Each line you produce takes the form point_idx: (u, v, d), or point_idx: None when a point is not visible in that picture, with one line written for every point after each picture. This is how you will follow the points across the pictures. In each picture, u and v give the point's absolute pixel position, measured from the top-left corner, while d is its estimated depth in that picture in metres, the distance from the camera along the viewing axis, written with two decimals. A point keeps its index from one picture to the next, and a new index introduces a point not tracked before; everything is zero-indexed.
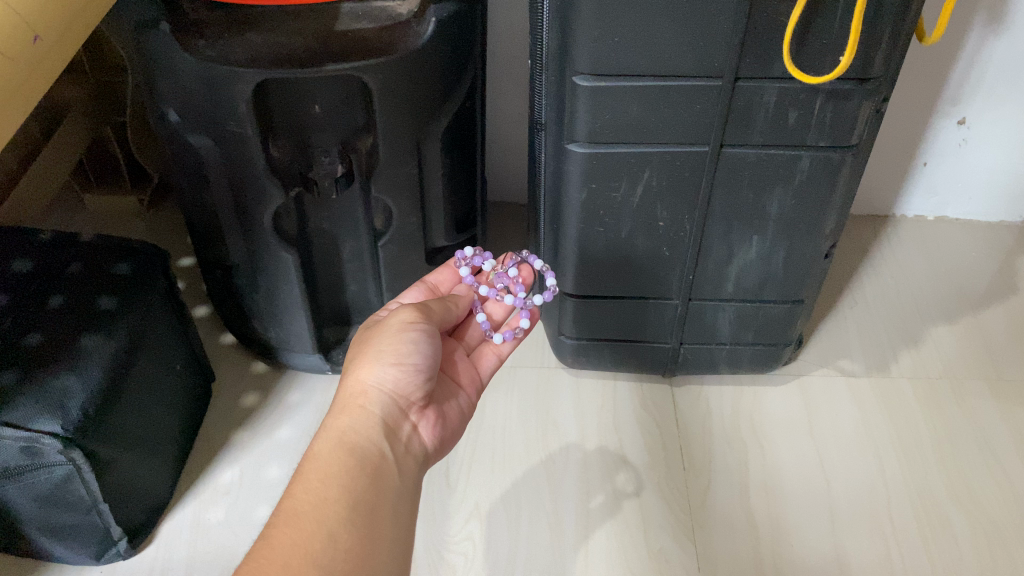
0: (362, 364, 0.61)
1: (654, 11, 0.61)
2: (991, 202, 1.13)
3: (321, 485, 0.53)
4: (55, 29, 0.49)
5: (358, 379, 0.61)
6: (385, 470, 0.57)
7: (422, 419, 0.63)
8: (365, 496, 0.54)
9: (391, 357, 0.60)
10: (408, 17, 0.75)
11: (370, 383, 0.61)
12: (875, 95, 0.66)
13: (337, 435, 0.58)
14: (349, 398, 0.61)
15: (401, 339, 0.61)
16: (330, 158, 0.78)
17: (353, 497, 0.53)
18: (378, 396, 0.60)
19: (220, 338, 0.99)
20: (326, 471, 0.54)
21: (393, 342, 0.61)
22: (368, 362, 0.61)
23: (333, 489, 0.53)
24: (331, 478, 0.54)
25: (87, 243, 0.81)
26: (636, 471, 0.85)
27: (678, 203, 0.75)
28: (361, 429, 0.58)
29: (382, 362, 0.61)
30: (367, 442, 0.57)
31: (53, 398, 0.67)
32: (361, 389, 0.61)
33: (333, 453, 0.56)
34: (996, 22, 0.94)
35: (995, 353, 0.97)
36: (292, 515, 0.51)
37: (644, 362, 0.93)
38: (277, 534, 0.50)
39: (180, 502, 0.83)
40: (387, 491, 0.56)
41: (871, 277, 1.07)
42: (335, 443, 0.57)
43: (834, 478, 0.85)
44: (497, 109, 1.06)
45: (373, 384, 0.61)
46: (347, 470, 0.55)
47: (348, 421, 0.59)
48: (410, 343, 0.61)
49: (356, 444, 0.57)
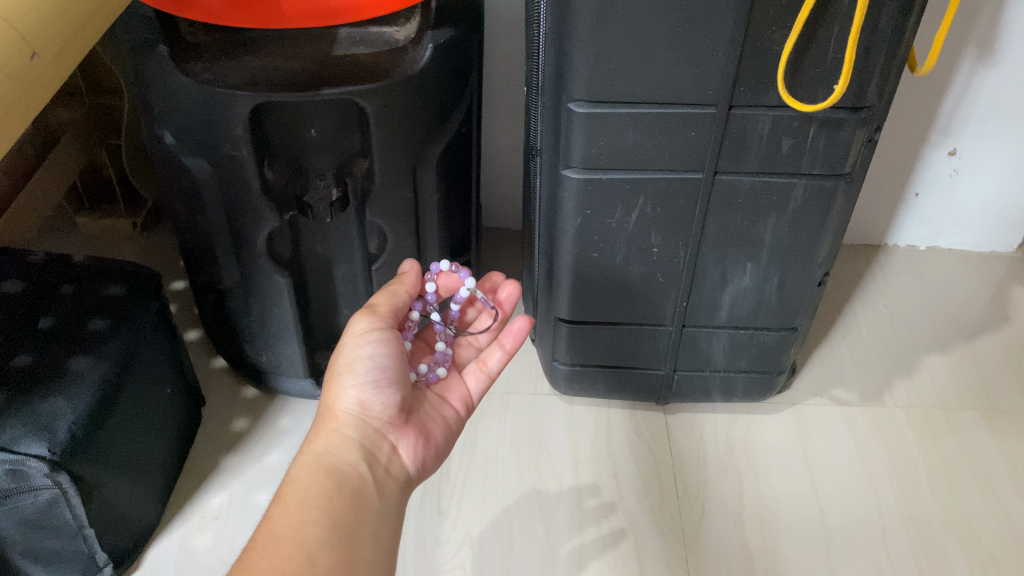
0: (329, 389, 0.61)
1: (649, 39, 0.62)
2: (984, 232, 1.14)
3: (301, 507, 0.53)
4: (54, 48, 0.49)
5: (328, 405, 0.61)
6: (366, 492, 0.56)
7: (402, 437, 0.62)
8: (344, 519, 0.53)
9: (351, 377, 0.61)
10: (405, 43, 0.75)
11: (341, 406, 0.60)
12: (868, 124, 0.67)
13: (313, 458, 0.57)
14: (323, 424, 0.60)
15: (357, 355, 0.61)
16: (325, 182, 0.76)
17: (331, 521, 0.53)
18: (350, 418, 0.60)
19: (211, 362, 0.99)
20: (305, 493, 0.54)
21: (350, 360, 0.61)
22: (336, 384, 0.61)
23: (313, 510, 0.53)
24: (310, 500, 0.54)
25: (81, 264, 0.80)
26: (629, 500, 0.85)
27: (672, 229, 0.75)
28: (335, 452, 0.58)
29: (348, 381, 0.61)
30: (343, 464, 0.57)
31: (42, 420, 0.66)
32: (333, 412, 0.60)
33: (312, 476, 0.56)
34: (986, 56, 0.95)
35: (988, 384, 0.97)
36: (270, 538, 0.50)
37: (638, 390, 0.93)
38: (255, 557, 0.49)
39: (167, 528, 0.82)
40: (367, 514, 0.55)
41: (864, 307, 1.07)
42: (313, 464, 0.57)
43: (829, 508, 0.84)
44: (492, 134, 1.07)
45: (343, 408, 0.61)
46: (325, 491, 0.55)
47: (322, 446, 0.58)
48: (366, 358, 0.61)
49: (333, 467, 0.57)
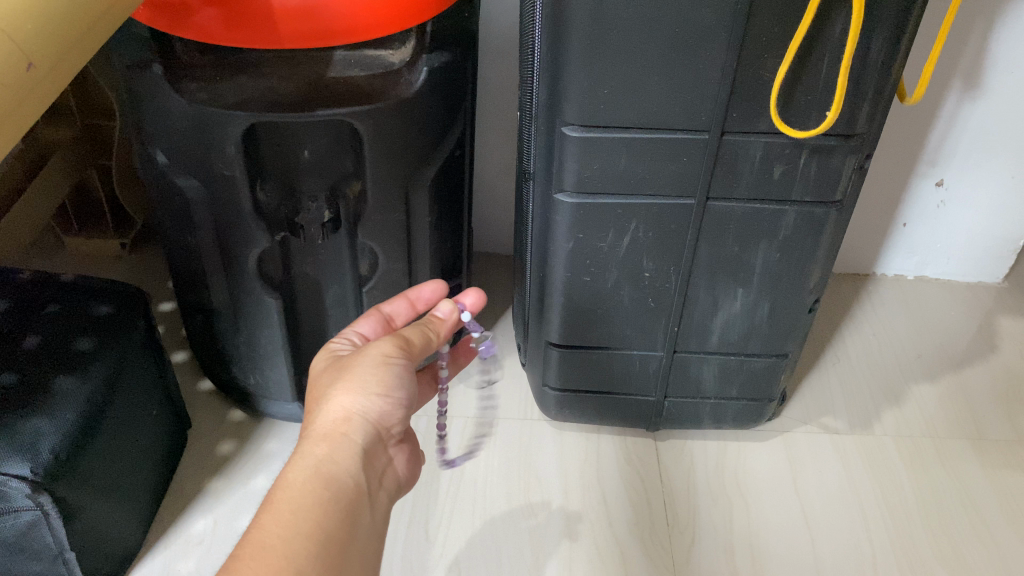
0: (344, 387, 0.58)
1: (642, 65, 0.62)
2: (970, 263, 1.15)
3: (293, 518, 0.51)
4: (54, 64, 0.48)
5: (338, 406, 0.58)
6: (359, 507, 0.55)
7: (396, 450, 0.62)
8: (336, 534, 0.52)
9: (379, 386, 0.59)
10: (399, 66, 0.75)
11: (354, 410, 0.58)
12: (859, 151, 0.67)
13: (315, 464, 0.55)
14: (329, 426, 0.57)
15: (388, 369, 0.59)
16: (317, 203, 0.77)
17: (323, 534, 0.51)
18: (362, 424, 0.58)
19: (197, 385, 0.98)
20: (298, 503, 0.52)
21: (383, 371, 0.59)
22: (351, 387, 0.58)
23: (305, 522, 0.51)
24: (302, 511, 0.52)
25: (69, 283, 0.80)
26: (618, 528, 0.84)
27: (665, 254, 0.75)
28: (338, 459, 0.56)
29: (368, 392, 0.58)
30: (342, 474, 0.55)
31: (24, 441, 0.65)
32: (345, 415, 0.58)
33: (308, 486, 0.54)
34: (973, 87, 0.96)
35: (977, 414, 0.98)
36: (259, 549, 0.49)
37: (628, 416, 0.92)
38: (243, 568, 0.48)
39: (149, 552, 0.80)
40: (356, 531, 0.54)
41: (854, 335, 1.08)
42: (310, 472, 0.54)
43: (821, 540, 0.83)
44: (485, 159, 1.07)
45: (357, 412, 0.58)
46: (321, 503, 0.53)
47: (328, 452, 0.56)
48: (397, 373, 0.59)
49: (332, 477, 0.55)
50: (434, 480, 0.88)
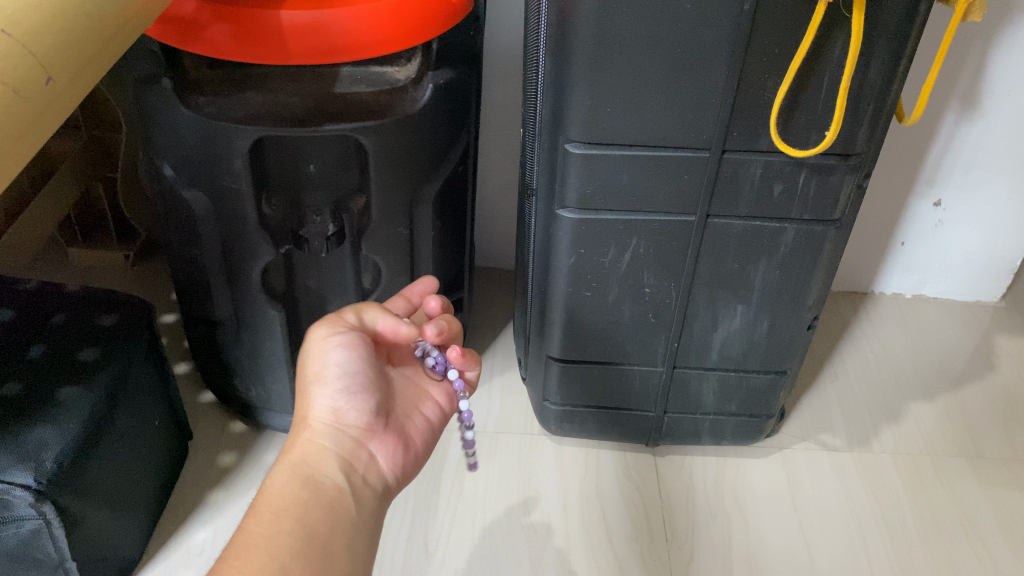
0: (303, 398, 0.62)
1: (645, 84, 0.63)
2: (968, 282, 1.16)
3: (273, 518, 0.53)
4: (71, 79, 0.49)
5: (303, 416, 0.61)
6: (341, 503, 0.56)
7: (382, 443, 0.62)
8: (320, 529, 0.53)
9: (323, 385, 0.61)
10: (405, 83, 0.76)
11: (315, 415, 0.61)
12: (858, 171, 0.68)
13: (289, 469, 0.57)
14: (296, 435, 0.60)
15: (324, 364, 0.62)
16: (322, 217, 0.78)
17: (303, 530, 0.53)
18: (324, 424, 0.60)
19: (199, 397, 0.98)
20: (277, 505, 0.54)
21: (319, 368, 0.62)
22: (308, 396, 0.62)
23: (286, 521, 0.53)
24: (282, 511, 0.53)
25: (74, 294, 0.80)
26: (617, 542, 0.84)
27: (665, 271, 0.76)
28: (304, 462, 0.58)
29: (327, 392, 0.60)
30: (313, 474, 0.57)
31: (28, 451, 0.66)
32: (308, 421, 0.61)
33: (285, 489, 0.56)
34: (971, 109, 0.98)
35: (975, 432, 0.98)
36: (244, 548, 0.51)
37: (628, 431, 0.93)
38: (228, 568, 0.49)
39: (151, 561, 0.81)
40: (344, 526, 0.55)
41: (852, 353, 1.09)
42: (286, 477, 0.57)
43: (818, 556, 0.84)
44: (488, 175, 1.08)
45: (316, 415, 0.61)
46: (298, 502, 0.54)
47: (300, 457, 0.58)
48: (333, 364, 0.62)
49: (306, 478, 0.56)
50: (434, 494, 0.88)
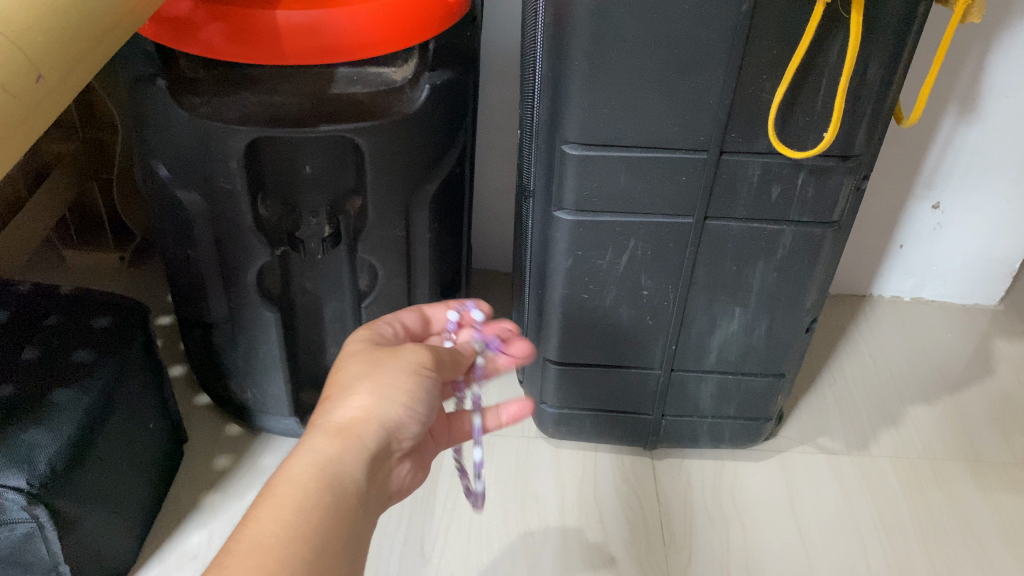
0: (364, 388, 0.54)
1: (643, 85, 0.63)
2: (967, 285, 1.16)
3: (298, 517, 0.46)
4: (63, 78, 0.49)
5: (353, 405, 0.54)
6: (359, 519, 0.50)
7: (400, 465, 0.57)
8: (336, 541, 0.47)
9: (399, 397, 0.54)
10: (402, 84, 0.75)
11: (372, 413, 0.53)
12: (857, 172, 0.68)
13: (323, 460, 0.50)
14: (344, 422, 0.53)
15: (409, 383, 0.55)
16: (318, 219, 0.77)
17: (321, 534, 0.46)
18: (376, 427, 0.53)
19: (194, 399, 0.98)
20: (303, 500, 0.47)
21: (405, 383, 0.55)
22: (370, 390, 0.54)
23: (307, 524, 0.46)
24: (305, 511, 0.47)
25: (68, 296, 0.80)
26: (615, 546, 0.84)
27: (663, 273, 0.76)
28: (345, 460, 0.51)
29: (394, 400, 0.54)
30: (348, 478, 0.50)
31: (20, 453, 0.65)
32: (361, 416, 0.53)
33: (315, 482, 0.49)
34: (969, 112, 0.97)
35: (974, 436, 0.98)
36: (256, 548, 0.44)
37: (626, 434, 0.92)
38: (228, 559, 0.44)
39: (145, 564, 0.80)
40: (354, 547, 0.49)
41: (850, 356, 1.08)
42: (319, 468, 0.49)
43: (816, 560, 0.83)
44: (485, 177, 1.08)
45: (374, 414, 0.53)
46: (325, 505, 0.48)
47: (336, 449, 0.51)
48: (416, 389, 0.55)
49: (340, 478, 0.50)
50: (430, 497, 0.87)
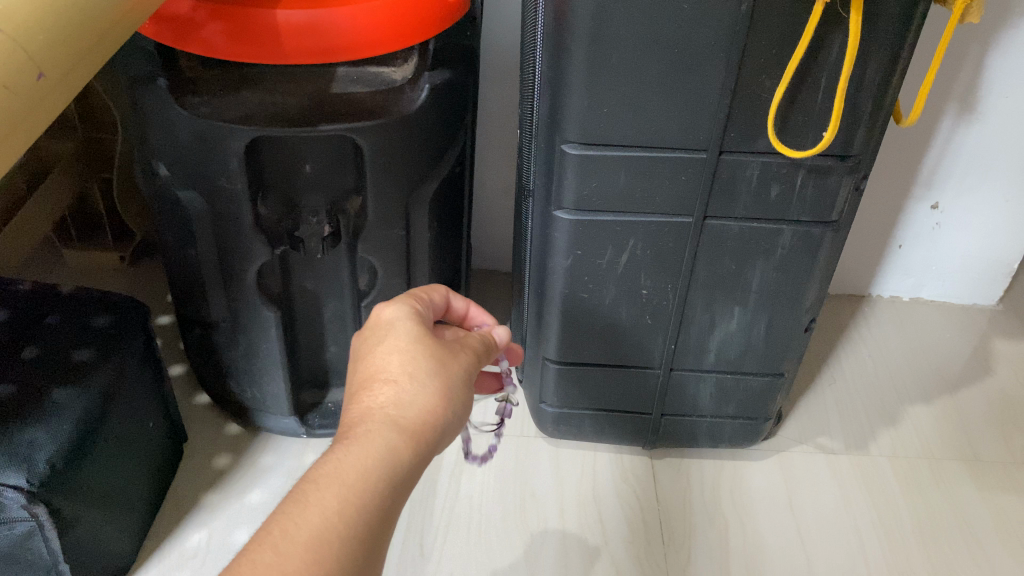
0: (431, 389, 0.52)
1: (643, 85, 0.63)
2: (965, 285, 1.16)
3: (356, 517, 0.45)
4: (65, 76, 0.49)
5: (420, 403, 0.51)
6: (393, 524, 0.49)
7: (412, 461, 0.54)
8: (379, 546, 0.46)
9: (456, 409, 0.53)
10: (402, 83, 0.76)
11: (436, 419, 0.51)
12: (855, 172, 0.68)
13: (393, 460, 0.48)
14: (410, 419, 0.50)
15: (463, 395, 0.54)
16: (318, 218, 0.77)
17: (374, 539, 0.45)
18: (436, 434, 0.51)
19: (194, 399, 0.98)
20: (365, 501, 0.45)
21: (462, 396, 0.54)
22: (435, 393, 0.52)
23: (364, 526, 0.45)
24: (364, 513, 0.45)
25: (68, 295, 0.80)
26: (614, 546, 0.84)
27: (662, 272, 0.76)
28: (409, 464, 0.49)
29: (454, 410, 0.52)
30: (405, 485, 0.48)
31: (20, 452, 0.65)
32: (427, 419, 0.51)
33: (380, 482, 0.46)
34: (968, 112, 0.98)
35: (973, 436, 0.98)
36: (310, 540, 0.42)
37: (625, 433, 0.93)
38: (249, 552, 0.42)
39: (145, 563, 0.80)
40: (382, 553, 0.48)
41: (850, 356, 1.08)
42: (387, 467, 0.47)
43: (815, 559, 0.83)
44: (485, 176, 1.08)
45: (438, 420, 0.51)
46: (383, 508, 0.46)
47: (408, 449, 0.49)
48: (464, 404, 0.54)
49: (400, 483, 0.48)
50: (430, 497, 0.87)
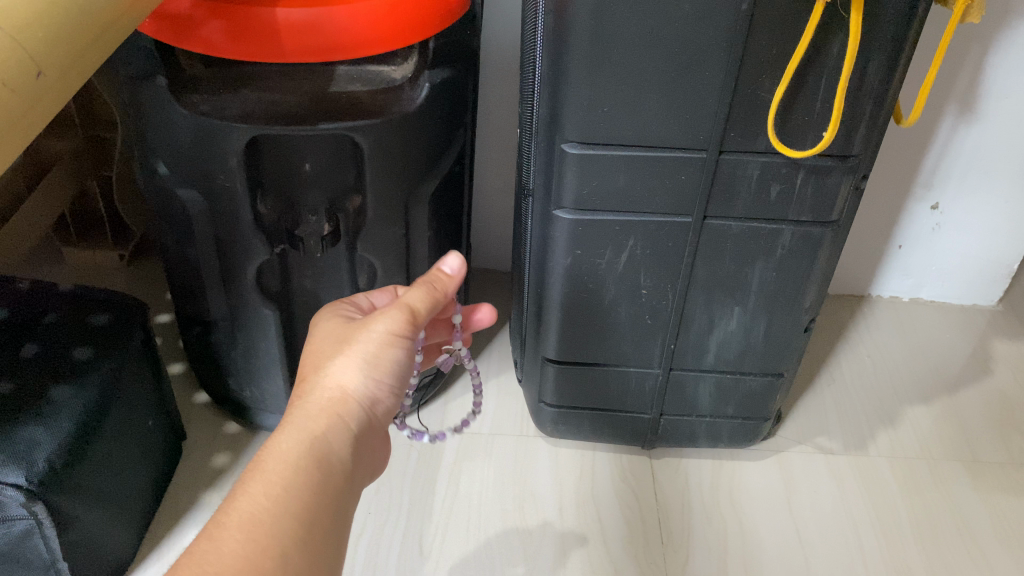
0: (339, 365, 0.55)
1: (643, 84, 0.63)
2: (964, 285, 1.16)
3: (284, 493, 0.47)
4: (63, 74, 0.49)
5: (331, 383, 0.54)
6: (343, 494, 0.51)
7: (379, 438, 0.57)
8: (323, 515, 0.48)
9: (376, 373, 0.55)
10: (402, 82, 0.75)
11: (350, 391, 0.54)
12: (855, 172, 0.68)
13: (307, 439, 0.51)
14: (322, 401, 0.54)
15: (387, 356, 0.56)
16: (317, 217, 0.77)
17: (315, 509, 0.48)
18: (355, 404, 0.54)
19: (193, 397, 0.98)
20: (289, 477, 0.48)
21: (382, 356, 0.56)
22: (345, 367, 0.55)
23: (294, 500, 0.47)
24: (291, 488, 0.48)
25: (67, 294, 0.80)
26: (612, 545, 0.84)
27: (661, 272, 0.76)
28: (329, 438, 0.52)
29: (371, 376, 0.55)
30: (333, 456, 0.51)
31: (19, 450, 0.65)
32: (341, 396, 0.54)
33: (299, 460, 0.50)
34: (968, 112, 0.98)
35: (972, 436, 0.98)
36: (248, 521, 0.45)
37: (624, 433, 0.93)
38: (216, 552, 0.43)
39: (142, 562, 0.80)
40: (339, 522, 0.50)
41: (849, 356, 1.08)
42: (302, 445, 0.50)
43: (815, 560, 0.83)
44: (485, 175, 1.08)
45: (350, 391, 0.54)
46: (311, 479, 0.49)
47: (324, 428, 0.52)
48: (394, 363, 0.56)
49: (324, 455, 0.51)
50: (428, 496, 0.87)
